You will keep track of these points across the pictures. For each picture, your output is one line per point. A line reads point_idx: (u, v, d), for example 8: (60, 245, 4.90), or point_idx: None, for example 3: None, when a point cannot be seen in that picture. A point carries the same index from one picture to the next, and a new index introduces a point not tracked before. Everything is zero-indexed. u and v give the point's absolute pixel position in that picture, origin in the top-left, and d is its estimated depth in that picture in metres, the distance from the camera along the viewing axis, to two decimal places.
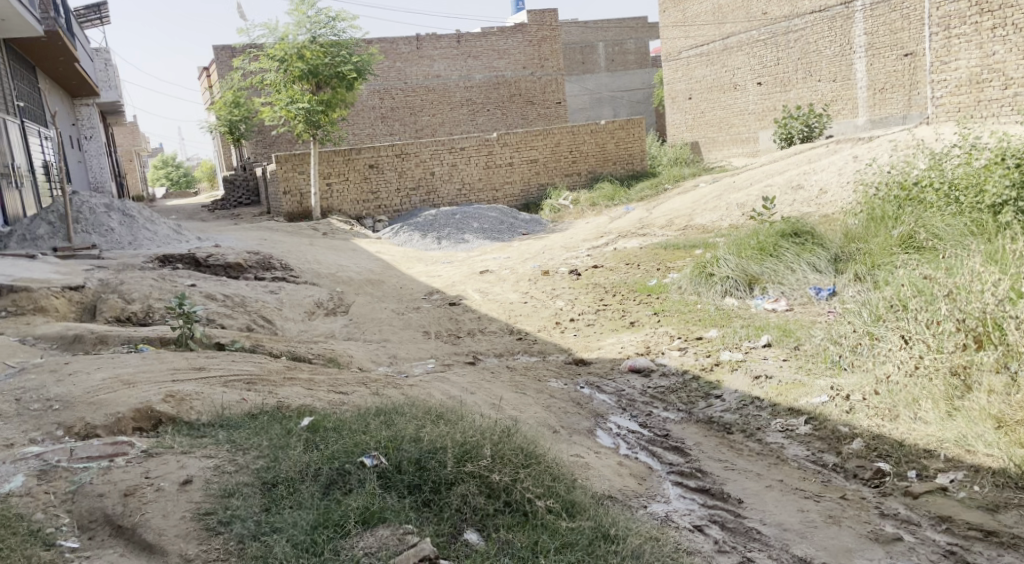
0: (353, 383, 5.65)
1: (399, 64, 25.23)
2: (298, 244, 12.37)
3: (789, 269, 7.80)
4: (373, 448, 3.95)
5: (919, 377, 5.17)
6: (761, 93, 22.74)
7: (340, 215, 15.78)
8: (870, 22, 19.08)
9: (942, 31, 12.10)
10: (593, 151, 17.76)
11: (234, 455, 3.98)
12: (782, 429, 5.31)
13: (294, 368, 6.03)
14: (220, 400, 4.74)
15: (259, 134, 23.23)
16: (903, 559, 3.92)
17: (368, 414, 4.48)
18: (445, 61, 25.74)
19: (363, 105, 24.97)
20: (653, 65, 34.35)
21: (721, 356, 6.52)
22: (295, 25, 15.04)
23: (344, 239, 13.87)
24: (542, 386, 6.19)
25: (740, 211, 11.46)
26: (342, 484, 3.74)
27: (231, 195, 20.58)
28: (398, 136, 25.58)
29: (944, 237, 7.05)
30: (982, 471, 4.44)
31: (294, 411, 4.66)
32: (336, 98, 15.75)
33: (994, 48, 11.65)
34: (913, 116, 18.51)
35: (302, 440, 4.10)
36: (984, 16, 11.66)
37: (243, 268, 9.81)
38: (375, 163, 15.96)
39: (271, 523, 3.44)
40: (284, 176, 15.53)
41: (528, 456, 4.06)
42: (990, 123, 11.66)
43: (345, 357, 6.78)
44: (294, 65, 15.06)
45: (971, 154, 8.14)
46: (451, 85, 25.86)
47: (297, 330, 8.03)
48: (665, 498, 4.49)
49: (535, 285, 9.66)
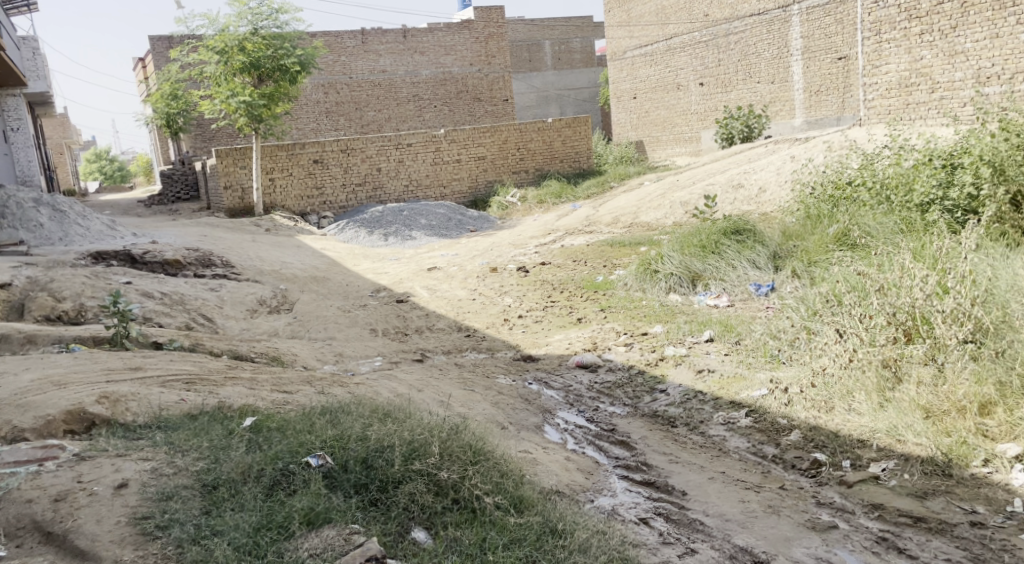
0: (297, 382, 5.64)
1: (345, 58, 24.95)
2: (240, 240, 12.22)
3: (730, 267, 7.96)
4: (318, 448, 3.97)
5: (853, 369, 5.34)
6: (703, 93, 23.11)
7: (284, 210, 15.57)
8: (805, 27, 19.53)
9: (873, 36, 12.58)
10: (540, 149, 17.91)
11: (173, 457, 3.94)
12: (724, 422, 5.47)
13: (236, 366, 6.00)
14: (158, 400, 4.69)
15: (198, 127, 22.77)
16: (838, 545, 4.06)
17: (313, 413, 4.49)
18: (391, 56, 25.55)
19: (307, 98, 24.59)
20: (599, 64, 34.78)
21: (665, 350, 6.66)
22: (237, 17, 14.79)
23: (287, 235, 13.72)
24: (491, 383, 6.25)
25: (684, 209, 11.66)
26: (286, 485, 3.75)
27: (169, 189, 20.20)
28: (343, 131, 25.30)
29: (877, 235, 7.28)
30: (912, 459, 4.63)
31: (236, 411, 4.63)
32: (279, 91, 15.51)
33: (922, 53, 12.06)
34: (847, 118, 18.91)
35: (244, 441, 4.10)
36: (913, 22, 12.07)
37: (182, 265, 9.66)
38: (319, 159, 15.78)
39: (212, 526, 3.43)
40: (225, 170, 15.22)
41: (476, 453, 4.11)
42: (918, 126, 12.09)
43: (289, 355, 6.75)
44: (234, 57, 14.80)
45: (901, 155, 8.38)
46: (399, 81, 25.69)
47: (238, 328, 7.95)
48: (611, 492, 4.58)
49: (483, 282, 9.70)
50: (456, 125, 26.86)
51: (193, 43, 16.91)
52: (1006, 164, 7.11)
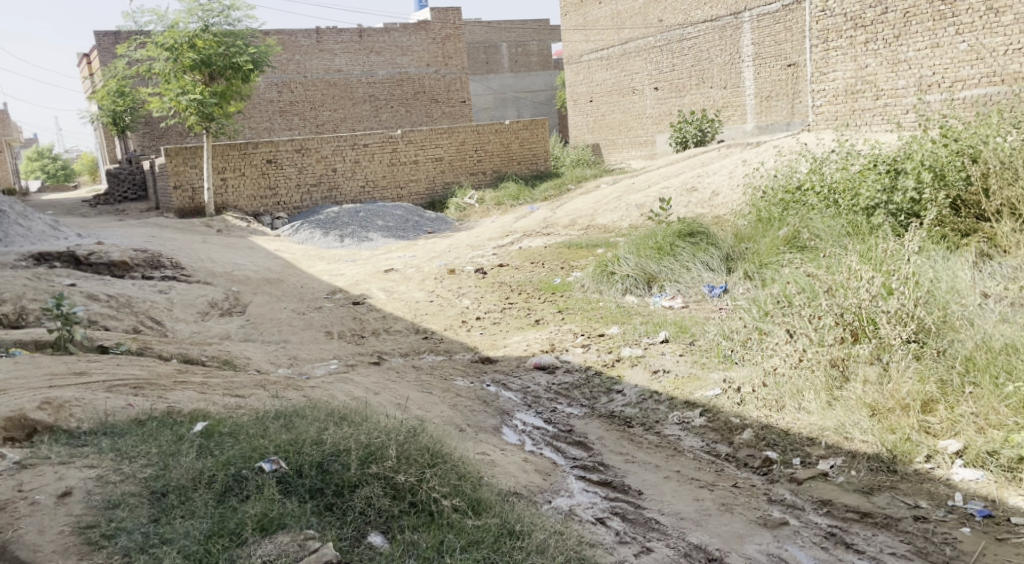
0: (250, 385, 5.59)
1: (299, 57, 24.68)
2: (190, 241, 12.04)
3: (684, 268, 8.08)
4: (271, 452, 3.96)
5: (803, 369, 5.48)
6: (658, 97, 23.39)
7: (236, 211, 15.36)
8: (756, 33, 19.85)
9: (822, 43, 12.79)
10: (498, 151, 17.98)
11: (119, 464, 3.90)
12: (678, 422, 5.57)
13: (186, 370, 5.92)
14: (104, 406, 4.62)
15: (147, 126, 22.34)
16: (788, 541, 4.16)
17: (267, 417, 4.46)
18: (347, 55, 25.34)
19: (261, 97, 24.31)
20: (555, 67, 34.93)
21: (622, 351, 6.74)
22: (187, 13, 14.57)
23: (239, 236, 13.56)
24: (448, 385, 6.26)
25: (639, 211, 11.81)
26: (239, 491, 3.73)
27: (116, 189, 19.81)
28: (298, 131, 25.07)
29: (825, 237, 7.47)
30: (859, 456, 4.76)
31: (186, 416, 4.58)
32: (231, 89, 15.33)
33: (867, 61, 12.32)
34: (796, 123, 19.24)
35: (195, 446, 4.06)
36: (858, 31, 12.31)
37: (129, 267, 9.50)
38: (272, 159, 15.61)
39: (161, 534, 3.40)
40: (174, 170, 14.96)
41: (434, 456, 4.13)
42: (863, 132, 12.36)
43: (241, 359, 6.69)
44: (184, 54, 14.54)
45: (848, 160, 8.59)
46: (354, 81, 25.51)
47: (188, 331, 7.84)
48: (569, 492, 4.63)
49: (440, 283, 9.71)
50: (412, 126, 26.77)
51: (140, 39, 16.59)
52: (946, 170, 7.35)
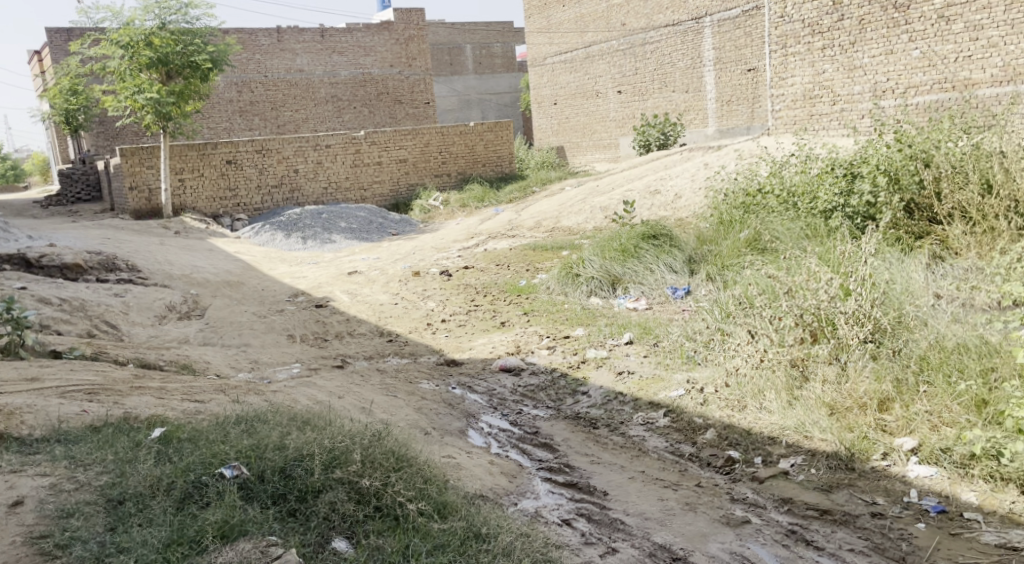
0: (209, 390, 5.54)
1: (259, 57, 24.30)
2: (147, 243, 11.86)
3: (648, 271, 8.16)
4: (233, 458, 3.93)
5: (764, 369, 5.57)
6: (621, 101, 23.55)
7: (195, 212, 15.14)
8: (717, 38, 20.07)
9: (780, 49, 13.28)
10: (462, 153, 18.00)
11: (74, 472, 3.84)
12: (643, 422, 5.62)
13: (143, 375, 5.84)
14: (57, 412, 4.55)
15: (101, 125, 21.96)
16: (750, 539, 4.22)
17: (228, 422, 4.43)
18: (308, 55, 25.10)
19: (220, 96, 23.83)
20: (519, 70, 35.00)
21: (587, 353, 6.79)
22: (143, 11, 14.36)
23: (199, 239, 13.37)
24: (413, 389, 6.25)
25: (604, 213, 11.90)
26: (199, 498, 3.69)
27: (68, 189, 19.44)
28: (259, 131, 24.65)
29: (783, 239, 7.59)
30: (818, 454, 4.85)
31: (143, 422, 4.52)
32: (189, 88, 15.15)
33: (824, 67, 12.80)
34: (756, 127, 19.53)
35: (153, 453, 4.02)
36: (816, 37, 12.78)
37: (82, 270, 9.34)
38: (232, 159, 15.43)
39: (117, 543, 3.36)
40: (130, 170, 14.73)
41: (399, 460, 4.14)
42: (821, 136, 12.88)
43: (201, 363, 6.62)
44: (141, 52, 14.32)
45: (806, 163, 8.74)
46: (316, 81, 25.29)
47: (145, 335, 7.74)
48: (534, 494, 4.66)
49: (405, 286, 9.69)
50: (375, 127, 26.66)
51: (94, 36, 16.28)
52: (900, 174, 7.61)
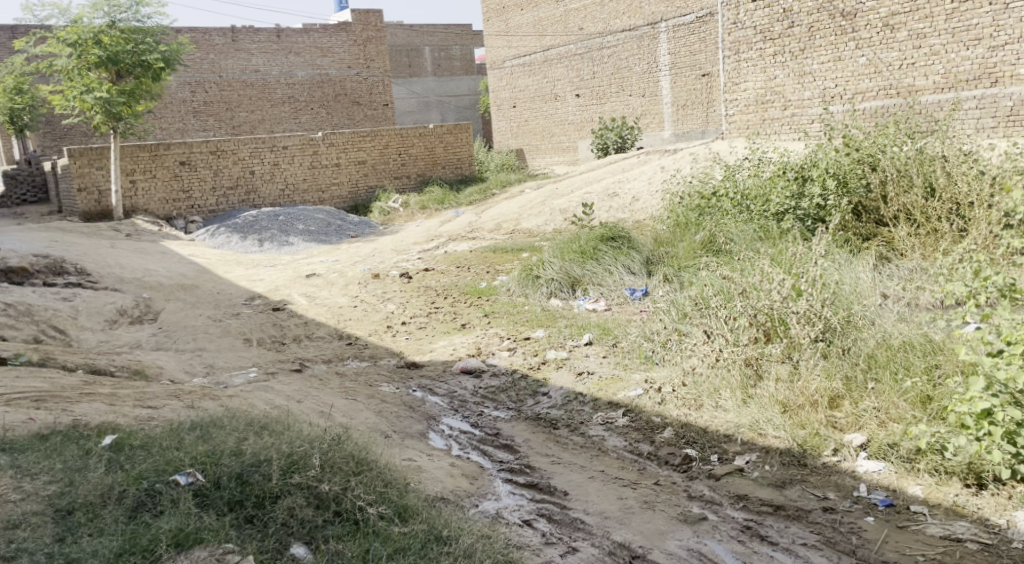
0: (163, 396, 5.47)
1: (213, 56, 23.92)
2: (96, 246, 11.65)
3: (607, 272, 8.24)
4: (187, 465, 3.90)
5: (720, 368, 5.68)
6: (579, 104, 23.70)
7: (147, 214, 14.79)
8: (673, 43, 20.31)
9: (733, 55, 13.78)
10: (421, 154, 17.99)
11: (21, 481, 3.78)
12: (603, 422, 5.69)
13: (93, 382, 5.75)
14: (2, 421, 4.47)
15: (48, 125, 21.50)
16: (707, 536, 4.30)
17: (182, 428, 4.39)
18: (264, 55, 24.81)
19: (173, 97, 23.42)
20: (478, 72, 35.10)
21: (547, 354, 6.85)
22: (92, 8, 14.10)
23: (151, 241, 13.17)
24: (373, 392, 6.25)
25: (563, 216, 12.00)
26: (152, 506, 3.66)
27: (14, 191, 18.97)
28: (213, 131, 24.28)
29: (738, 241, 7.71)
30: (772, 452, 4.96)
31: (93, 429, 4.46)
32: (140, 88, 14.89)
33: (775, 72, 13.25)
34: (711, 131, 19.78)
35: (104, 461, 3.97)
36: (767, 43, 13.25)
37: (28, 273, 9.14)
38: (186, 160, 15.14)
39: (67, 554, 3.32)
40: (78, 172, 14.30)
41: (359, 464, 4.15)
42: (774, 140, 13.26)
43: (153, 368, 6.53)
44: (89, 50, 14.05)
45: (760, 167, 8.91)
46: (272, 81, 25.02)
47: (95, 340, 7.61)
48: (495, 496, 4.70)
49: (364, 288, 9.66)
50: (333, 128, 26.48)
51: (40, 34, 15.91)
52: (848, 177, 7.80)
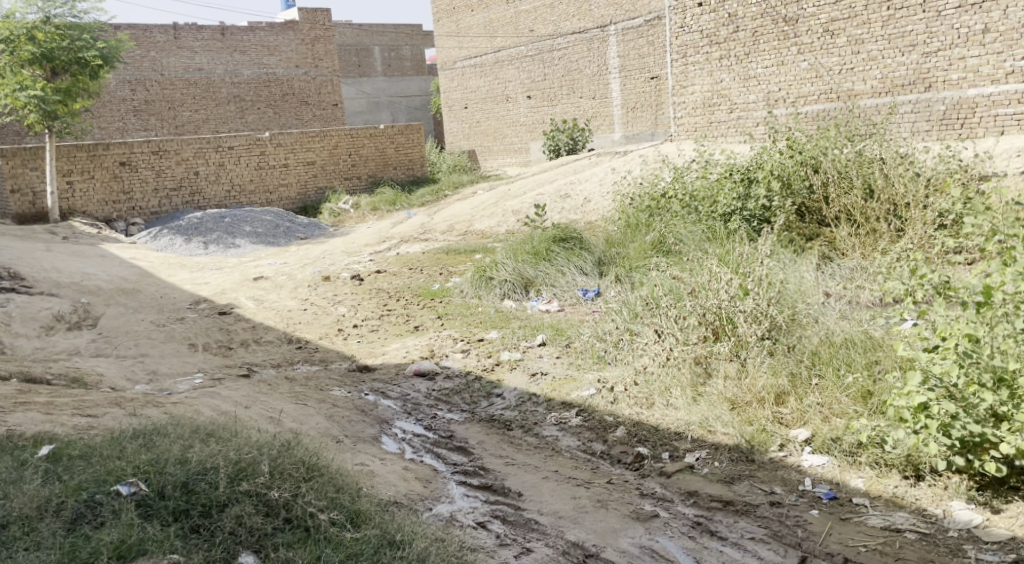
0: (103, 404, 5.36)
1: (154, 54, 23.47)
2: (32, 250, 11.34)
3: (559, 273, 8.30)
4: (130, 475, 3.84)
5: (670, 367, 5.77)
6: (530, 106, 23.78)
7: (86, 216, 14.43)
8: (621, 46, 20.52)
9: (681, 58, 14.21)
10: (372, 155, 17.90)
11: None
12: (556, 422, 5.73)
13: (30, 391, 5.60)
14: None
15: None
16: (659, 533, 4.35)
17: (124, 437, 4.31)
18: (208, 53, 24.39)
19: (112, 95, 22.89)
20: (428, 73, 35.04)
21: (501, 356, 6.87)
22: (25, 4, 13.73)
23: (90, 244, 12.85)
24: (324, 396, 6.20)
25: (515, 217, 12.05)
26: (93, 518, 3.60)
27: None
28: (155, 131, 23.85)
29: (686, 241, 7.83)
30: (721, 448, 5.04)
31: (30, 439, 4.35)
32: (77, 86, 14.53)
33: (722, 76, 13.66)
34: (660, 134, 20.02)
35: (40, 472, 3.89)
36: (713, 48, 13.68)
37: None
38: (126, 160, 14.85)
39: None
40: (11, 172, 13.84)
41: (309, 469, 4.12)
42: (720, 142, 13.71)
43: (93, 376, 6.39)
44: (22, 47, 13.69)
45: (706, 168, 9.05)
46: (216, 80, 24.60)
47: (31, 348, 7.42)
48: (449, 498, 4.70)
49: (315, 291, 9.58)
50: (281, 128, 26.14)
51: None
52: (791, 178, 7.98)
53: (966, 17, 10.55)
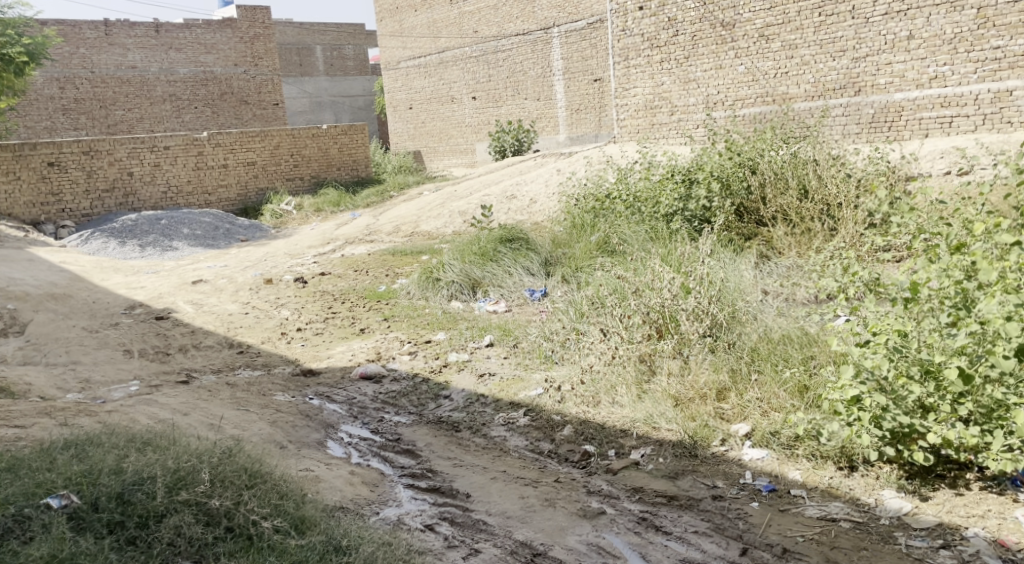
0: (33, 414, 5.21)
1: (84, 50, 22.80)
2: None
3: (506, 274, 8.32)
4: (60, 487, 3.75)
5: (615, 365, 5.84)
6: (476, 107, 23.78)
7: (12, 219, 14.02)
8: (565, 48, 20.67)
9: (623, 61, 14.38)
10: (316, 156, 17.72)
11: None
12: (504, 422, 5.75)
13: None
14: None
15: None
16: (606, 529, 4.39)
17: (56, 448, 4.20)
18: (141, 51, 23.78)
19: (39, 92, 22.18)
20: (372, 73, 34.81)
21: (449, 357, 6.86)
22: None
23: (18, 248, 12.44)
24: (267, 401, 6.12)
25: (462, 218, 12.05)
26: (22, 532, 3.50)
27: None
28: (85, 130, 23.09)
29: (630, 242, 7.93)
30: (665, 444, 5.12)
31: None
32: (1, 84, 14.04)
33: (663, 79, 13.86)
34: (603, 135, 20.17)
35: None
36: (654, 51, 13.86)
37: None
38: (55, 161, 14.42)
39: None
40: None
41: (251, 477, 4.07)
42: (661, 143, 13.93)
43: (22, 386, 6.20)
44: None
45: (649, 169, 9.17)
46: (151, 78, 23.98)
47: None
48: (397, 502, 4.68)
49: (257, 294, 9.44)
50: (220, 128, 25.63)
51: None
52: (731, 180, 8.15)
53: (892, 24, 10.95)
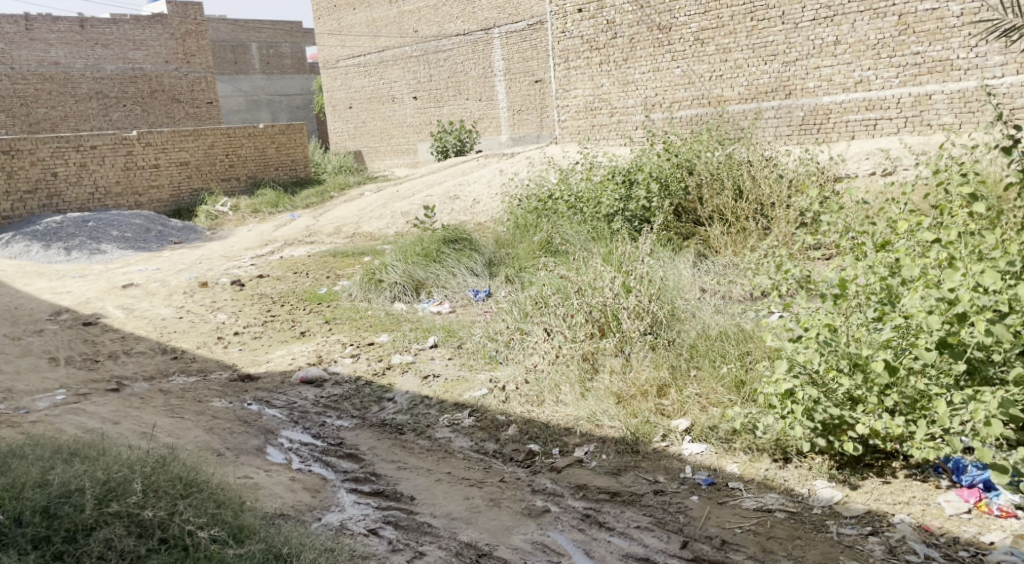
0: None
1: (4, 46, 21.93)
2: None
3: (450, 275, 8.29)
4: None
5: (559, 364, 5.85)
6: (417, 107, 23.66)
7: None
8: (505, 49, 20.72)
9: (563, 62, 14.48)
10: (252, 156, 17.44)
11: None
12: (448, 424, 5.71)
13: None
14: None
15: None
16: (550, 528, 4.40)
17: None
18: (65, 47, 22.99)
19: None
20: (311, 72, 34.39)
21: (392, 359, 6.80)
22: None
23: None
24: (203, 408, 5.98)
25: (404, 219, 11.98)
26: None
27: None
28: (6, 129, 22.13)
29: (571, 241, 7.97)
30: (608, 442, 5.15)
31: None
32: None
33: (602, 81, 13.98)
34: (545, 136, 20.35)
35: None
36: (593, 53, 13.97)
37: None
38: None
39: None
40: None
41: (186, 486, 3.97)
42: (601, 144, 14.06)
43: None
44: None
45: (590, 170, 9.23)
46: (75, 75, 23.20)
47: None
48: (339, 507, 4.62)
49: (192, 298, 9.22)
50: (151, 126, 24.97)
51: None
52: (669, 180, 8.27)
53: (820, 29, 11.22)
